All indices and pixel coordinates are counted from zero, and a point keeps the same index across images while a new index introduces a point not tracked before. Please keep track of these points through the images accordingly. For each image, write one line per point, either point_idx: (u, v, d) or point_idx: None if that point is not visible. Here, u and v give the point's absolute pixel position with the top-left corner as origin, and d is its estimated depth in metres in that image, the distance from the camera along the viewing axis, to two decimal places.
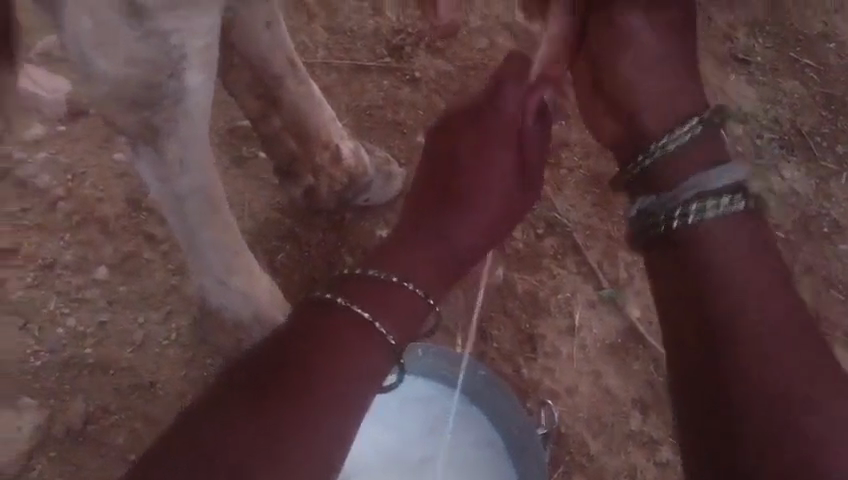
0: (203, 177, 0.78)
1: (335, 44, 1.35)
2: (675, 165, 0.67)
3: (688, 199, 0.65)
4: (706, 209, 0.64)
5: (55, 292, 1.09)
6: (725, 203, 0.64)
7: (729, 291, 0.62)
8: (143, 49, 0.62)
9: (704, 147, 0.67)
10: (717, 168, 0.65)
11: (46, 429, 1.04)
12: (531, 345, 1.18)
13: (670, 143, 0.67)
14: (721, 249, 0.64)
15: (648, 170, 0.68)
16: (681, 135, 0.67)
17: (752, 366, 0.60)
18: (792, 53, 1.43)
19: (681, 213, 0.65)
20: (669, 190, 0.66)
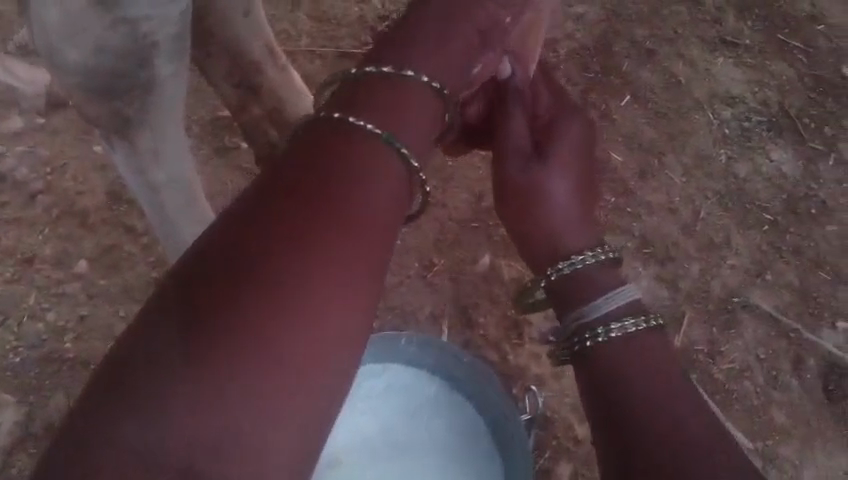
0: (179, 165, 0.76)
1: (319, 32, 1.34)
2: (580, 291, 0.74)
3: (590, 327, 0.71)
4: (611, 330, 0.70)
5: (35, 286, 1.07)
6: (618, 323, 0.70)
7: (624, 379, 0.67)
8: (111, 39, 0.58)
9: (603, 268, 0.75)
10: (610, 295, 0.72)
11: (25, 427, 1.01)
12: (518, 331, 1.18)
13: (577, 261, 0.75)
14: (619, 352, 0.68)
15: (560, 286, 0.75)
16: (587, 255, 0.75)
17: (648, 411, 0.63)
18: (780, 35, 1.43)
19: (594, 334, 0.70)
20: (571, 313, 0.74)
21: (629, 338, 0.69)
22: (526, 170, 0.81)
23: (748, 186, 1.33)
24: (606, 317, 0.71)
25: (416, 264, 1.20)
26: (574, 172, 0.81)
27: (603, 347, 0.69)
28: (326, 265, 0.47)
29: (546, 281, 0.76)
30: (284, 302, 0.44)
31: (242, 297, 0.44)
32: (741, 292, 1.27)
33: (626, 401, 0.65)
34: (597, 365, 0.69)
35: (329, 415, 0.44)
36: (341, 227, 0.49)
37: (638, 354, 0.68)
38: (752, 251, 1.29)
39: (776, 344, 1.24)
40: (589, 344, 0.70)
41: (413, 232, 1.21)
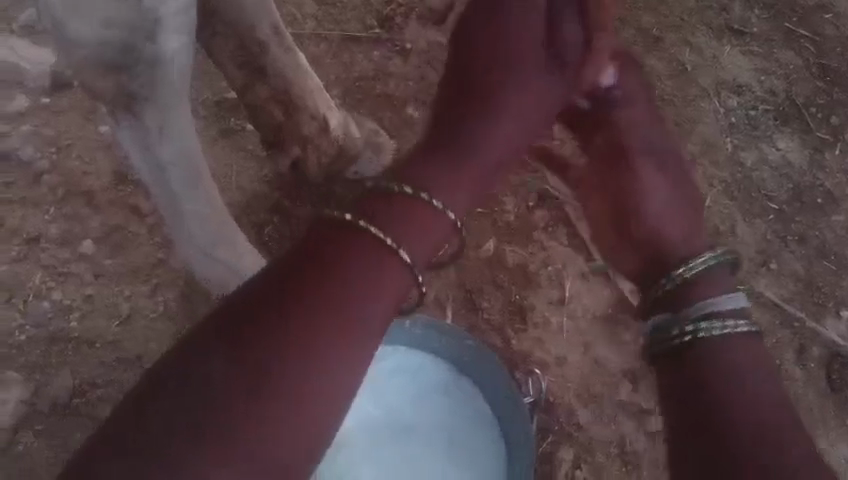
0: (186, 145, 0.76)
1: (324, 15, 1.33)
2: (694, 291, 0.80)
3: (690, 319, 0.76)
4: (715, 328, 0.74)
5: (40, 266, 1.08)
6: (732, 320, 0.75)
7: (718, 384, 0.71)
8: (118, 11, 0.60)
9: (713, 275, 0.81)
10: (719, 298, 0.77)
11: (31, 405, 1.02)
12: (522, 316, 1.18)
13: (697, 267, 0.81)
14: (718, 353, 0.73)
15: (678, 290, 0.81)
16: (702, 261, 0.82)
17: (732, 412, 0.69)
18: (788, 23, 1.42)
19: (692, 329, 0.75)
20: (681, 311, 0.77)
21: (728, 336, 0.74)
22: None
23: (754, 174, 1.33)
24: (721, 313, 0.76)
25: None
26: None
27: (711, 342, 0.74)
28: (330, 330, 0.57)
29: (662, 286, 0.83)
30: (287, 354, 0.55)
31: (262, 344, 0.55)
32: (744, 280, 1.27)
33: (722, 407, 0.70)
34: (690, 360, 0.74)
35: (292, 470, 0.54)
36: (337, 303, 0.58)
37: (739, 352, 0.73)
38: (755, 240, 1.29)
39: (779, 333, 1.24)
40: (688, 337, 0.75)
41: None
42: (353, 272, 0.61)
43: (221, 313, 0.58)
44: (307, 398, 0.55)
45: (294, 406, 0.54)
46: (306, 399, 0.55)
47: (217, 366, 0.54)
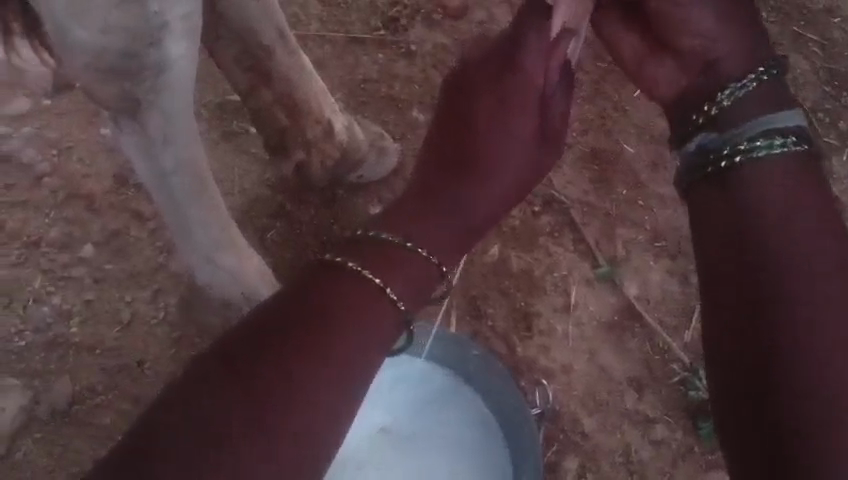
0: (188, 152, 0.75)
1: (329, 16, 1.33)
2: (747, 111, 0.62)
3: (745, 137, 0.60)
4: (773, 147, 0.59)
5: (40, 270, 1.06)
6: (780, 139, 0.59)
7: (771, 228, 0.56)
8: (123, 18, 0.57)
9: (771, 91, 0.63)
10: (774, 115, 0.61)
11: (31, 411, 1.00)
12: (526, 323, 1.17)
13: (738, 89, 0.63)
14: (762, 180, 0.58)
15: (723, 114, 0.63)
16: (749, 79, 0.63)
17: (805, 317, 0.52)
18: (795, 27, 1.41)
19: (745, 148, 0.59)
20: (725, 130, 0.62)
21: (781, 157, 0.58)
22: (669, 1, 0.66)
23: None
24: (759, 128, 0.60)
25: None
26: None
27: (748, 166, 0.59)
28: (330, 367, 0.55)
29: (710, 109, 0.64)
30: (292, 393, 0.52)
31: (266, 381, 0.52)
32: None
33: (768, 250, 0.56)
34: (732, 187, 0.59)
35: None
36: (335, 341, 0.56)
37: (788, 191, 0.57)
38: None
39: None
40: (736, 161, 0.59)
41: None
42: (348, 306, 0.59)
43: (220, 350, 0.55)
44: (307, 440, 0.52)
45: (296, 447, 0.51)
46: (311, 441, 0.52)
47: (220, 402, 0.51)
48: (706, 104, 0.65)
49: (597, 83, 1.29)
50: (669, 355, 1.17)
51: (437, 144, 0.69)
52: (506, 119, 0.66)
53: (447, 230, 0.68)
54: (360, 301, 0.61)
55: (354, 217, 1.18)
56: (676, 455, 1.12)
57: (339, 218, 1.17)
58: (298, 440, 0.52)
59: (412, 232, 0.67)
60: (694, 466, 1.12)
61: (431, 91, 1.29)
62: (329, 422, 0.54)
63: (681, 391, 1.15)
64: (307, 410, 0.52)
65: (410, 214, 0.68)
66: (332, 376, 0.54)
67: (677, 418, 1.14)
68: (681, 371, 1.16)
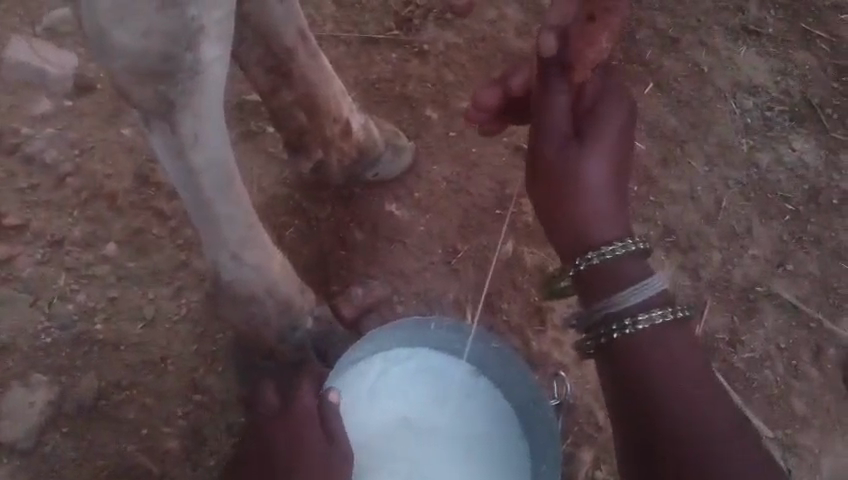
0: (218, 148, 0.78)
1: (343, 17, 1.34)
2: (614, 283, 0.80)
3: (617, 319, 0.79)
4: (638, 324, 0.78)
5: (65, 269, 1.08)
6: (646, 315, 0.79)
7: (645, 359, 0.78)
8: (162, 21, 0.63)
9: (634, 258, 0.81)
10: (637, 287, 0.79)
11: (58, 407, 1.02)
12: (540, 317, 1.18)
13: (609, 253, 0.80)
14: (640, 339, 0.78)
15: (593, 276, 0.81)
16: (619, 246, 0.80)
17: (675, 420, 0.76)
18: (803, 24, 1.43)
19: (618, 327, 0.79)
20: (598, 300, 0.81)
21: (653, 329, 0.78)
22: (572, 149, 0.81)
23: (769, 175, 1.32)
24: (636, 307, 0.79)
25: (440, 251, 1.20)
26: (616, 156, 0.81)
27: (629, 338, 0.79)
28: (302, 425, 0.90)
29: (574, 268, 0.82)
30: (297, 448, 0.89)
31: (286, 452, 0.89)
32: (762, 281, 1.26)
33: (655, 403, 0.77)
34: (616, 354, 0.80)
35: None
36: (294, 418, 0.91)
37: (658, 340, 0.78)
38: (773, 242, 1.28)
39: (795, 334, 1.24)
40: (615, 336, 0.79)
41: (436, 218, 1.22)
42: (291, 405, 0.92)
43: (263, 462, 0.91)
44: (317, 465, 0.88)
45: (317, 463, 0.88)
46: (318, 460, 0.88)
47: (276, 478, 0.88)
48: (576, 262, 0.82)
49: None
50: None
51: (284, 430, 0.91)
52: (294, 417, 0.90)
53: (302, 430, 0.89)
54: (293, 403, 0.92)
55: (368, 211, 1.20)
56: None
57: (356, 213, 1.20)
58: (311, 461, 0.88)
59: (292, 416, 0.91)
60: None
61: (444, 89, 1.30)
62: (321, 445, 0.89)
63: None
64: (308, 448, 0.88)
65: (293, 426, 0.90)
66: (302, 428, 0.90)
67: None
68: None
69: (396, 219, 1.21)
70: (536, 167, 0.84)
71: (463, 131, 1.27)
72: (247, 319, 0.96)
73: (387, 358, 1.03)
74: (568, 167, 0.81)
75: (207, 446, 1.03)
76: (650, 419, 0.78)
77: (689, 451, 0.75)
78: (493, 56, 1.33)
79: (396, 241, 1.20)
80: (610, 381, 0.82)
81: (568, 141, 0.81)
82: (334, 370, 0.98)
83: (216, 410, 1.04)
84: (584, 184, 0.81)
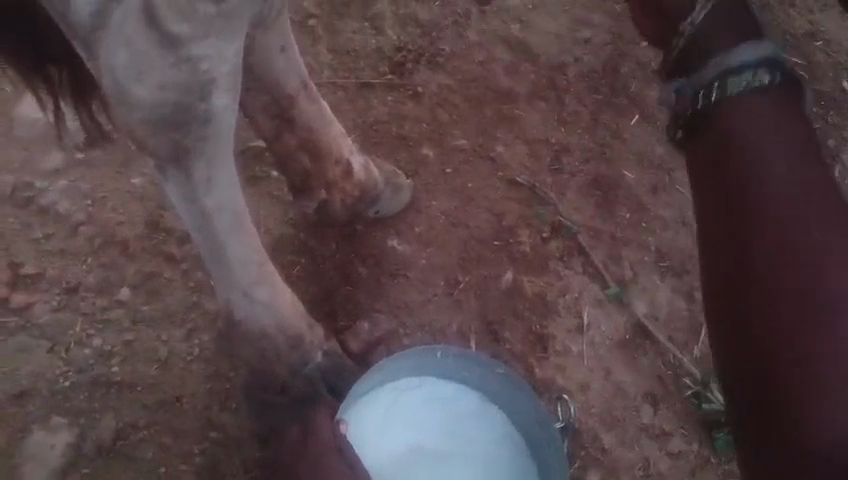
0: (228, 192, 0.83)
1: (339, 64, 1.41)
2: (739, 103, 0.78)
3: (709, 79, 0.80)
4: (746, 86, 0.78)
5: (81, 315, 1.12)
6: (761, 74, 0.78)
7: (743, 159, 0.76)
8: (175, 75, 0.69)
9: (778, 76, 0.78)
10: (757, 50, 0.78)
11: (77, 448, 1.05)
12: (542, 344, 1.22)
13: (741, 85, 0.78)
14: (729, 118, 0.78)
15: (721, 104, 0.79)
16: (757, 76, 0.78)
17: (775, 249, 0.70)
18: (780, 52, 1.49)
19: (717, 90, 0.79)
20: (709, 70, 0.80)
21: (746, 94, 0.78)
22: None
23: None
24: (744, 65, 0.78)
25: (442, 283, 1.24)
26: None
27: (729, 109, 0.78)
28: (323, 452, 0.94)
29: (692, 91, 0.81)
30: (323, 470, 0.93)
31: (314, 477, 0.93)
32: None
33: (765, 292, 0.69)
34: (744, 200, 0.74)
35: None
36: (313, 449, 0.95)
37: (750, 121, 0.77)
38: None
39: None
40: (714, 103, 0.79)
41: (437, 252, 1.26)
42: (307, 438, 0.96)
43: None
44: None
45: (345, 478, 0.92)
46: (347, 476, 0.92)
47: None
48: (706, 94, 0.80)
49: (592, 112, 1.38)
50: (680, 369, 1.22)
51: (306, 460, 0.95)
52: (315, 448, 0.95)
53: (324, 455, 0.94)
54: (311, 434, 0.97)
55: (372, 247, 1.25)
56: (693, 465, 1.17)
57: (360, 249, 1.24)
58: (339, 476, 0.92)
59: (311, 447, 0.95)
60: (711, 475, 1.16)
61: (439, 128, 1.36)
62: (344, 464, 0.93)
63: (693, 403, 1.20)
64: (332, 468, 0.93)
65: (316, 455, 0.94)
66: (325, 455, 0.94)
67: (691, 429, 1.19)
68: (693, 384, 1.21)
69: (399, 254, 1.25)
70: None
71: (459, 167, 1.33)
72: (260, 355, 1.00)
73: (396, 388, 1.06)
74: None
75: None
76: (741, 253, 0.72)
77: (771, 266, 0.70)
78: (484, 94, 1.39)
79: (399, 275, 1.24)
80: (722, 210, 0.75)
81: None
82: (347, 395, 1.00)
83: (232, 446, 1.06)
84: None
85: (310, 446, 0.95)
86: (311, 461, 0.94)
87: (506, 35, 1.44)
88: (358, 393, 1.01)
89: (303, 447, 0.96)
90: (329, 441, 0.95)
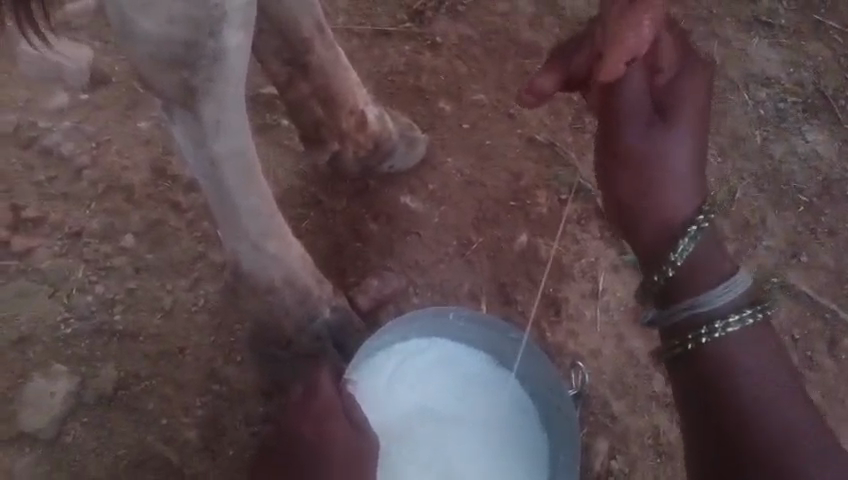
0: (238, 138, 0.79)
1: (356, 10, 1.35)
2: (696, 274, 0.77)
3: (672, 252, 0.77)
4: (687, 247, 0.76)
5: (83, 261, 1.09)
6: (685, 238, 0.76)
7: (728, 350, 0.75)
8: (185, 8, 0.65)
9: (704, 239, 0.77)
10: (687, 233, 0.77)
11: (78, 396, 1.03)
12: (555, 309, 1.18)
13: (684, 248, 0.76)
14: (695, 276, 0.77)
15: (673, 278, 0.77)
16: (688, 236, 0.76)
17: (752, 398, 0.74)
18: (816, 14, 1.42)
19: (676, 255, 0.76)
20: (681, 255, 0.76)
21: (694, 254, 0.77)
22: (646, 135, 0.78)
23: (783, 167, 1.32)
24: (676, 241, 0.77)
25: (454, 243, 1.20)
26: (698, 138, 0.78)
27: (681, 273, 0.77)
28: (325, 410, 0.90)
29: (669, 266, 0.77)
30: (326, 431, 0.90)
31: (316, 436, 0.90)
32: (777, 272, 1.25)
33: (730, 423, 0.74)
34: (702, 365, 0.76)
35: (369, 456, 0.92)
36: (314, 405, 0.91)
37: (698, 274, 0.77)
38: (787, 232, 1.28)
39: (810, 325, 1.23)
40: (670, 274, 0.77)
41: (451, 211, 1.22)
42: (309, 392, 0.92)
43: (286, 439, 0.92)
44: (349, 443, 0.90)
45: (349, 442, 0.90)
46: (351, 440, 0.90)
47: (305, 456, 0.90)
48: (666, 261, 0.77)
49: None
50: None
51: (305, 416, 0.91)
52: (317, 405, 0.91)
53: (326, 414, 0.90)
54: (312, 389, 0.92)
55: (383, 203, 1.21)
56: None
57: (371, 205, 1.20)
58: (343, 439, 0.90)
59: (312, 404, 0.91)
60: None
61: (457, 81, 1.30)
62: (347, 427, 0.91)
63: None
64: (336, 429, 0.90)
65: (316, 413, 0.90)
66: (329, 415, 0.90)
67: None
68: None
69: (411, 211, 1.21)
70: (615, 149, 0.80)
71: (476, 123, 1.28)
72: (266, 310, 0.97)
73: (406, 349, 1.03)
74: (648, 160, 0.78)
75: (226, 436, 1.03)
76: (708, 390, 0.76)
77: (745, 401, 0.74)
78: (505, 47, 1.33)
79: (411, 233, 1.20)
80: (687, 374, 0.78)
81: (651, 124, 0.78)
82: (358, 353, 1.00)
83: (235, 401, 1.04)
84: (673, 168, 0.78)
85: (312, 401, 0.91)
86: (312, 418, 0.91)
87: None
88: (369, 351, 1.00)
89: (303, 401, 0.92)
90: (333, 400, 0.91)
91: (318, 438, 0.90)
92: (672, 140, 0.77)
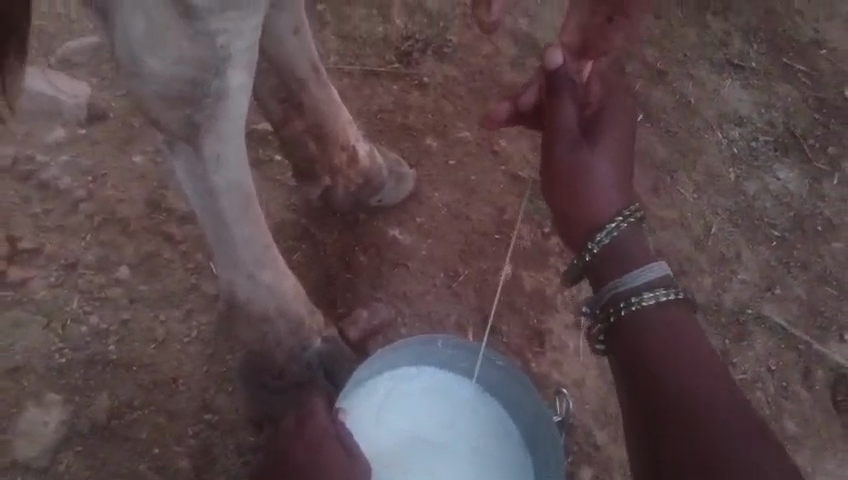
0: (237, 171, 0.82)
1: (346, 51, 1.40)
2: (610, 260, 0.85)
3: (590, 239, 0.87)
4: (604, 236, 0.86)
5: (78, 291, 1.11)
6: (602, 230, 0.86)
7: (645, 319, 0.81)
8: (192, 49, 0.68)
9: (626, 235, 0.86)
10: (605, 226, 0.87)
11: (72, 425, 1.04)
12: (539, 340, 1.22)
13: (602, 237, 0.86)
14: (610, 259, 0.85)
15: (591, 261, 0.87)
16: (607, 228, 0.86)
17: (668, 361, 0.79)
18: (785, 58, 1.50)
19: (593, 242, 0.87)
20: (599, 243, 0.86)
21: (611, 243, 0.86)
22: (575, 150, 0.90)
23: (756, 203, 1.37)
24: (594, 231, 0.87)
25: (441, 274, 1.24)
26: (621, 157, 0.90)
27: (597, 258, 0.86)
28: (320, 436, 0.93)
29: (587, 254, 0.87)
30: (320, 455, 0.92)
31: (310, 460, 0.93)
32: (751, 304, 1.30)
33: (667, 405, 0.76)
34: (626, 334, 0.82)
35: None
36: (310, 431, 0.94)
37: (614, 259, 0.85)
38: (761, 266, 1.32)
39: (785, 356, 1.27)
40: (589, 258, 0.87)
41: (438, 243, 1.26)
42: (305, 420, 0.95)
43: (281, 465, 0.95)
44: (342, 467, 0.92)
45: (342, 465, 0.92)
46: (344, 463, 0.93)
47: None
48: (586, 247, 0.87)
49: None
50: None
51: (301, 442, 0.94)
52: (312, 432, 0.94)
53: (320, 440, 0.93)
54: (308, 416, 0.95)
55: (372, 236, 1.24)
56: None
57: (361, 237, 1.24)
58: (336, 462, 0.92)
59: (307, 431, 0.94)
60: None
61: (444, 119, 1.35)
62: (341, 452, 0.93)
63: None
64: (329, 453, 0.92)
65: (312, 439, 0.93)
66: (323, 440, 0.93)
67: None
68: None
69: (400, 244, 1.24)
70: (549, 167, 0.92)
71: (462, 159, 1.32)
72: (259, 339, 0.99)
73: (396, 376, 1.06)
74: (577, 172, 0.89)
75: (217, 465, 1.04)
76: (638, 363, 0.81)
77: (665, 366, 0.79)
78: (489, 88, 1.39)
79: (399, 265, 1.23)
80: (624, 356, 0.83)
81: (579, 142, 0.90)
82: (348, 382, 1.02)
83: (227, 430, 1.06)
84: (596, 181, 0.89)
85: (308, 428, 0.94)
86: (307, 444, 0.93)
87: (514, 28, 1.44)
88: (358, 379, 1.02)
89: (299, 428, 0.95)
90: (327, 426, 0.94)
91: (312, 462, 0.92)
92: (596, 159, 0.89)
